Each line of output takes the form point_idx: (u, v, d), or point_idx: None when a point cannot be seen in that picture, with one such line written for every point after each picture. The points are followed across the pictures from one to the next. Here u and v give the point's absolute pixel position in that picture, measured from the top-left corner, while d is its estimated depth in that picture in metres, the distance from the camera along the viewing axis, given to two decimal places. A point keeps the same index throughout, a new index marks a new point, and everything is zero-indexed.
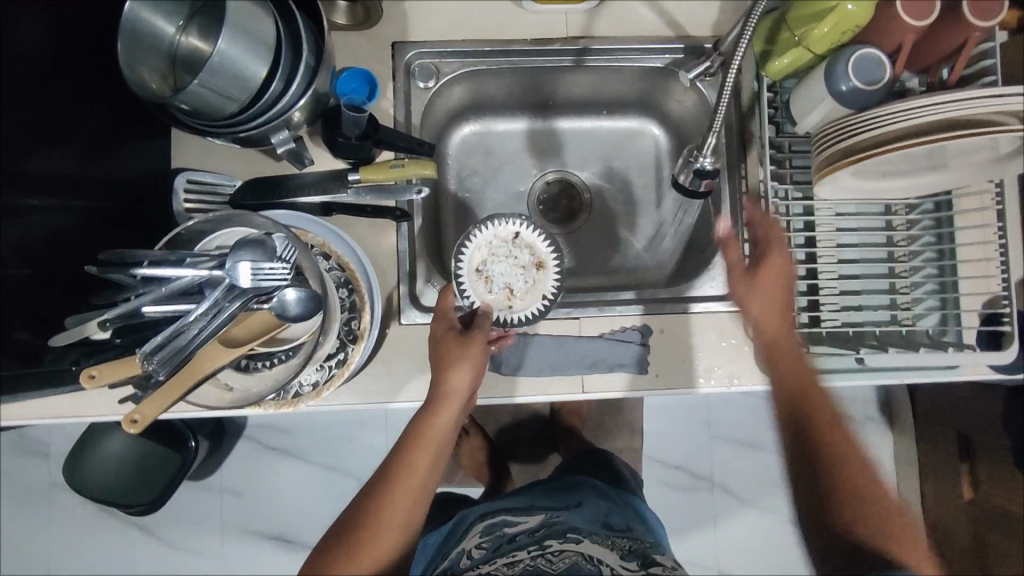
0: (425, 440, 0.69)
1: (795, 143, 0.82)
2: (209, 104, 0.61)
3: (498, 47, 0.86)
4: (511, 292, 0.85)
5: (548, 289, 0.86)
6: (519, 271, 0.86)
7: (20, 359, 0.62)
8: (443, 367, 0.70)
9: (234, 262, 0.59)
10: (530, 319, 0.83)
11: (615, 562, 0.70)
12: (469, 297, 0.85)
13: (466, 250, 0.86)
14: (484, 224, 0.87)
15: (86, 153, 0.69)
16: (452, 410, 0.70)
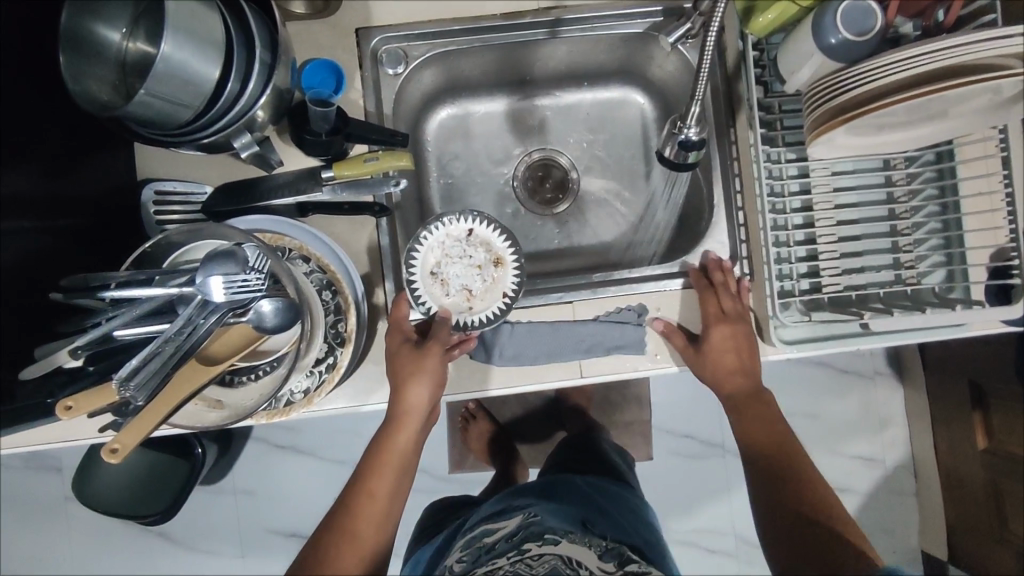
0: (386, 459, 0.71)
1: (785, 103, 0.78)
2: (162, 114, 0.58)
3: (468, 24, 0.82)
4: (469, 293, 0.78)
5: (509, 287, 0.79)
6: (476, 271, 0.79)
7: None
8: (399, 384, 0.71)
9: (205, 277, 0.57)
10: (491, 321, 0.78)
11: (592, 563, 0.74)
12: (423, 304, 0.77)
13: (415, 254, 0.78)
14: (434, 222, 0.79)
15: (43, 174, 0.66)
16: (409, 426, 0.72)
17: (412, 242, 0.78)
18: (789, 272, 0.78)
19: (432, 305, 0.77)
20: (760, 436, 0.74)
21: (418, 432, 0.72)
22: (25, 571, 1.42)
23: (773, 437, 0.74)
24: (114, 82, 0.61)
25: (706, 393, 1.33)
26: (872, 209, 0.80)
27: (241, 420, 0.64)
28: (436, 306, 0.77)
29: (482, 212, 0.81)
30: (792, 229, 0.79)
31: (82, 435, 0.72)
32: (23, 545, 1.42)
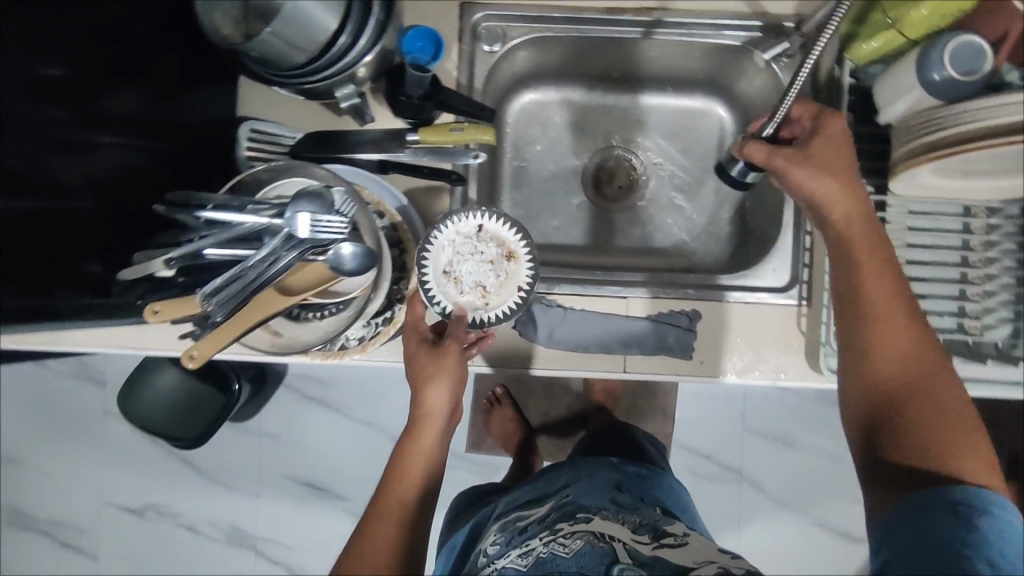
0: (405, 463, 0.66)
1: (873, 134, 0.78)
2: (277, 53, 0.62)
3: (569, 14, 0.84)
4: (484, 291, 0.73)
5: (525, 281, 0.73)
6: (489, 267, 0.73)
7: (92, 290, 0.65)
8: (419, 383, 0.68)
9: (294, 212, 0.60)
10: (510, 316, 0.73)
11: (625, 535, 0.65)
12: (438, 303, 0.71)
13: (426, 253, 0.72)
14: (442, 220, 0.72)
15: (152, 97, 0.70)
16: (429, 430, 0.67)
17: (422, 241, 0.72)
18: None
19: (447, 304, 0.71)
20: (871, 284, 0.62)
21: (438, 435, 0.67)
22: (55, 474, 1.49)
23: (891, 303, 0.61)
24: (239, 20, 0.65)
25: (733, 417, 1.33)
26: (946, 253, 0.77)
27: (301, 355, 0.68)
28: (451, 306, 0.71)
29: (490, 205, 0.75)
30: None
31: (145, 346, 0.75)
32: (58, 448, 1.49)
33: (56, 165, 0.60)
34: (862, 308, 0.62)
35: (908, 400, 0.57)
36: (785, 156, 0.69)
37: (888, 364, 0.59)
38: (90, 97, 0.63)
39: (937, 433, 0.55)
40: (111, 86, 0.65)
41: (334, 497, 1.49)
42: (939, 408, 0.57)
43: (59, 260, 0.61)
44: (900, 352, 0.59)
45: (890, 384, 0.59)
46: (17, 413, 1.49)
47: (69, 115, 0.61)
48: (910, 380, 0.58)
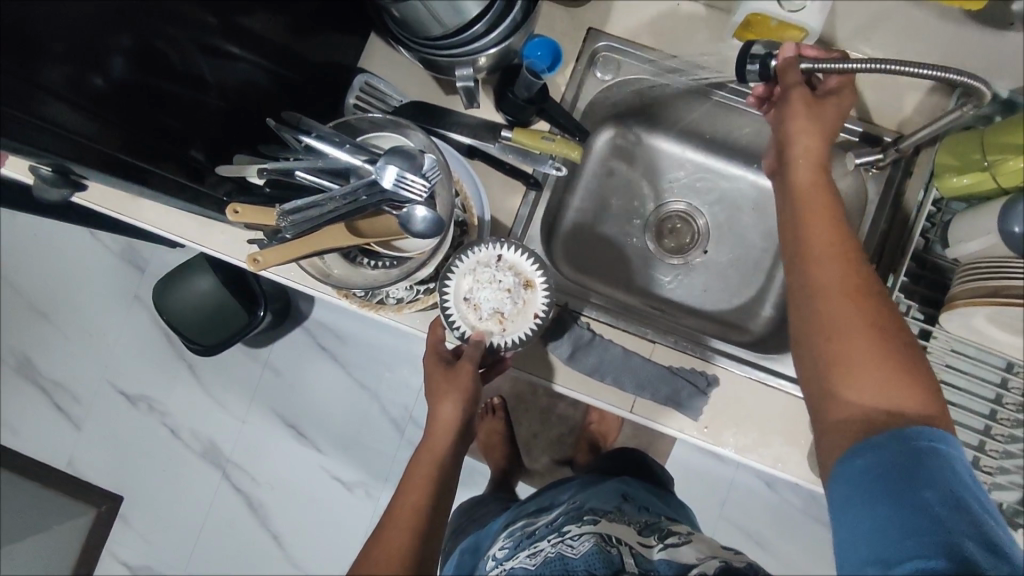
0: (413, 477, 0.68)
1: (938, 266, 0.78)
2: (419, 22, 0.67)
3: (684, 67, 0.86)
4: (501, 317, 0.73)
5: (540, 309, 0.74)
6: (506, 295, 0.72)
7: (188, 173, 0.66)
8: (433, 400, 0.72)
9: (384, 164, 0.64)
10: (526, 342, 0.73)
11: (632, 540, 0.71)
12: (458, 328, 0.74)
13: (448, 279, 0.74)
14: (463, 250, 0.74)
15: (291, 28, 0.76)
16: (437, 447, 0.70)
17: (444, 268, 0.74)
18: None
19: (465, 329, 0.73)
20: (821, 227, 0.60)
21: (447, 448, 0.70)
22: (70, 338, 1.56)
23: (835, 241, 0.59)
24: None
25: (715, 500, 1.32)
26: (976, 401, 0.77)
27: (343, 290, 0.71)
28: (469, 330, 0.73)
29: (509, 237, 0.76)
30: None
31: (209, 242, 0.80)
32: (84, 317, 1.56)
33: (190, 59, 0.66)
34: (812, 252, 0.59)
35: (860, 339, 0.54)
36: (802, 97, 0.66)
37: (843, 305, 0.56)
38: (238, 13, 0.68)
39: (889, 371, 0.53)
40: (260, 5, 0.71)
41: (312, 447, 1.52)
42: (893, 346, 0.54)
43: (172, 140, 0.65)
44: (851, 292, 0.56)
45: (841, 326, 0.55)
46: (59, 273, 1.57)
47: (218, 22, 0.67)
48: (863, 319, 0.55)
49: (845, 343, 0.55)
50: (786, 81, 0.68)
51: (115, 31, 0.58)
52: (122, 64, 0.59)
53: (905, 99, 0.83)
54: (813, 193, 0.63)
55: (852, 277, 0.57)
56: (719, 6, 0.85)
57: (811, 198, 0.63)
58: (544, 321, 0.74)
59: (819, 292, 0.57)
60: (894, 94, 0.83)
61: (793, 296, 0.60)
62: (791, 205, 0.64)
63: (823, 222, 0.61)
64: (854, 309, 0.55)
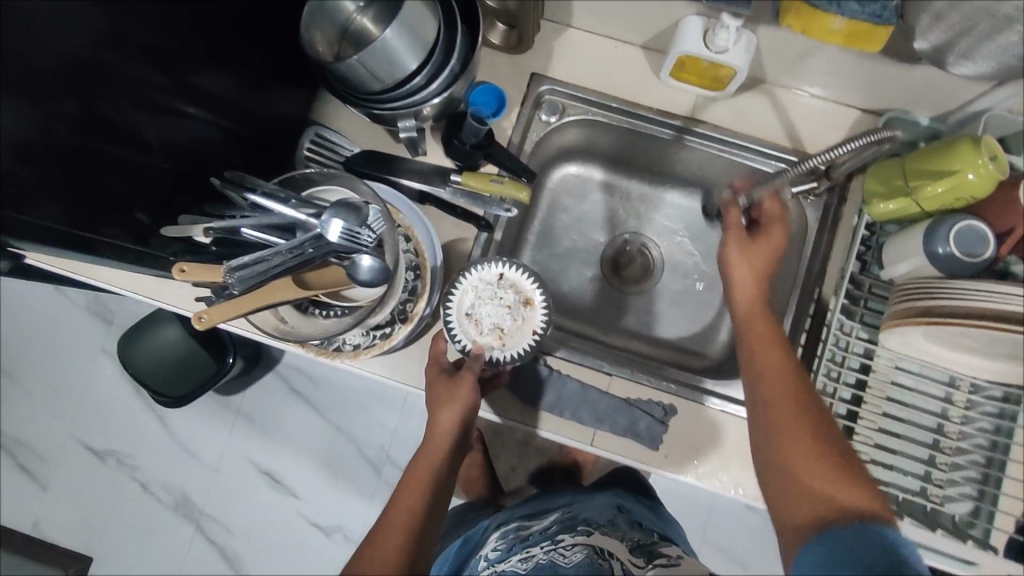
0: (412, 479, 0.69)
1: (875, 286, 0.81)
2: (359, 79, 0.69)
3: (625, 106, 0.89)
4: (501, 333, 0.76)
5: (538, 326, 0.77)
6: (506, 311, 0.76)
7: (134, 236, 0.68)
8: (433, 408, 0.73)
9: (329, 216, 0.66)
10: (523, 357, 0.77)
11: (625, 556, 0.72)
12: (458, 340, 0.76)
13: (451, 295, 0.77)
14: (465, 269, 0.78)
15: (242, 85, 0.77)
16: (434, 454, 0.71)
17: (449, 284, 0.78)
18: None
19: (466, 342, 0.76)
20: (760, 354, 0.67)
21: (443, 454, 0.71)
22: (35, 396, 1.53)
23: (777, 365, 0.65)
24: (333, 39, 0.72)
25: (694, 523, 1.32)
26: (923, 417, 0.80)
27: (303, 339, 0.72)
28: (469, 344, 0.76)
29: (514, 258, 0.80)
30: (838, 400, 0.80)
31: (165, 298, 0.81)
32: (51, 373, 1.53)
33: (138, 119, 0.66)
34: (757, 374, 0.66)
35: (805, 446, 0.58)
36: (734, 241, 0.75)
37: (784, 418, 0.61)
38: (187, 72, 0.70)
39: (831, 473, 0.56)
40: (209, 64, 0.72)
41: (288, 493, 1.50)
42: (833, 452, 0.58)
43: (115, 204, 0.66)
44: (784, 405, 0.62)
45: (783, 432, 0.60)
46: (26, 330, 1.55)
47: (168, 81, 0.69)
48: (800, 427, 0.60)
49: (791, 453, 0.59)
50: (726, 222, 0.76)
51: (63, 95, 0.59)
52: (67, 130, 0.60)
53: (835, 128, 0.87)
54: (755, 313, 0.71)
55: (788, 392, 0.63)
56: (654, 47, 0.89)
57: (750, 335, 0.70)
58: (542, 337, 0.77)
59: (766, 406, 0.63)
60: (824, 124, 0.88)
61: (750, 414, 0.66)
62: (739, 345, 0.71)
63: (762, 350, 0.67)
64: (800, 423, 0.60)
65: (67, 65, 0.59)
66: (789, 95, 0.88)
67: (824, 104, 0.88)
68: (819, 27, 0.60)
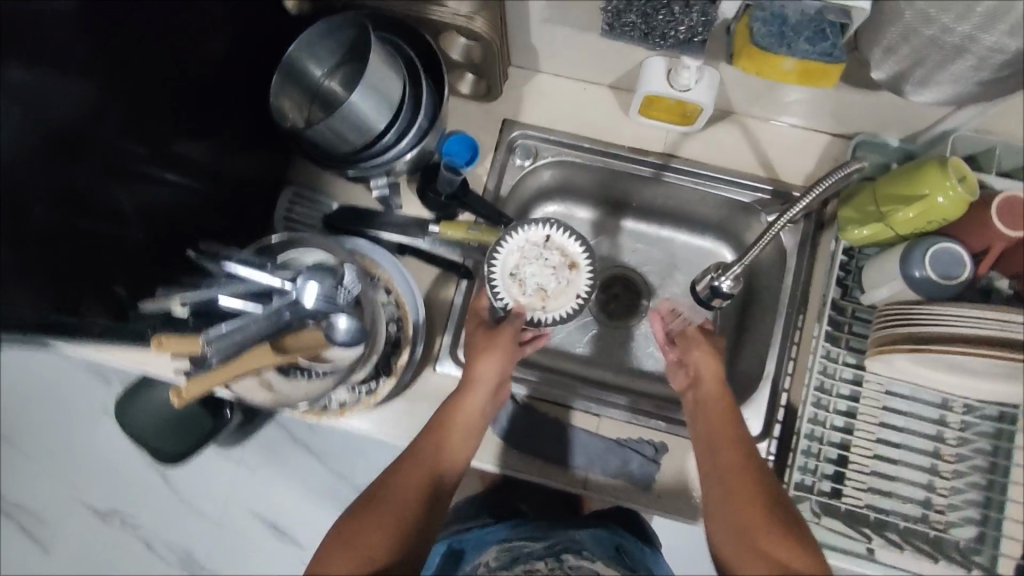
0: (442, 423, 0.70)
1: (859, 310, 0.81)
2: (328, 142, 0.70)
3: (597, 145, 0.90)
4: (545, 294, 0.77)
5: (582, 290, 0.78)
6: (552, 271, 0.78)
7: (113, 311, 0.71)
8: (474, 354, 0.73)
9: (304, 281, 0.66)
10: (568, 319, 0.78)
11: None
12: (501, 299, 0.77)
13: (497, 252, 0.78)
14: (511, 229, 0.78)
15: (219, 148, 0.77)
16: (468, 399, 0.71)
17: (495, 242, 0.78)
18: (815, 451, 0.78)
19: (509, 300, 0.77)
20: (717, 421, 0.71)
21: (483, 399, 0.72)
22: (34, 461, 1.52)
23: (729, 432, 0.69)
24: (303, 106, 0.74)
25: None
26: (919, 440, 0.78)
27: (293, 402, 0.73)
28: (512, 303, 0.77)
29: (559, 218, 0.80)
30: (830, 428, 0.78)
31: (151, 366, 0.81)
32: (49, 437, 1.53)
33: (115, 194, 0.66)
34: (713, 439, 0.70)
35: (760, 519, 0.62)
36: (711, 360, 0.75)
37: (743, 488, 0.65)
38: (168, 142, 0.70)
39: (790, 555, 0.60)
40: (190, 133, 0.72)
41: (292, 544, 1.48)
42: (790, 528, 0.62)
43: (94, 277, 0.68)
44: (740, 475, 0.66)
45: (740, 502, 0.64)
46: (20, 395, 1.54)
47: (148, 150, 0.68)
48: (756, 499, 0.64)
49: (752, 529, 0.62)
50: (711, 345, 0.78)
51: (38, 172, 0.59)
52: (44, 207, 0.61)
53: (806, 154, 0.88)
54: (707, 396, 0.73)
55: (742, 464, 0.66)
56: (622, 86, 0.90)
57: (705, 406, 0.73)
58: (586, 301, 0.78)
59: (722, 469, 0.67)
60: (795, 151, 0.88)
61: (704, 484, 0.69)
62: (691, 414, 0.75)
63: (717, 416, 0.71)
64: (756, 496, 0.64)
65: (50, 137, 0.59)
66: (759, 125, 0.89)
67: (794, 132, 0.89)
68: (773, 68, 0.62)
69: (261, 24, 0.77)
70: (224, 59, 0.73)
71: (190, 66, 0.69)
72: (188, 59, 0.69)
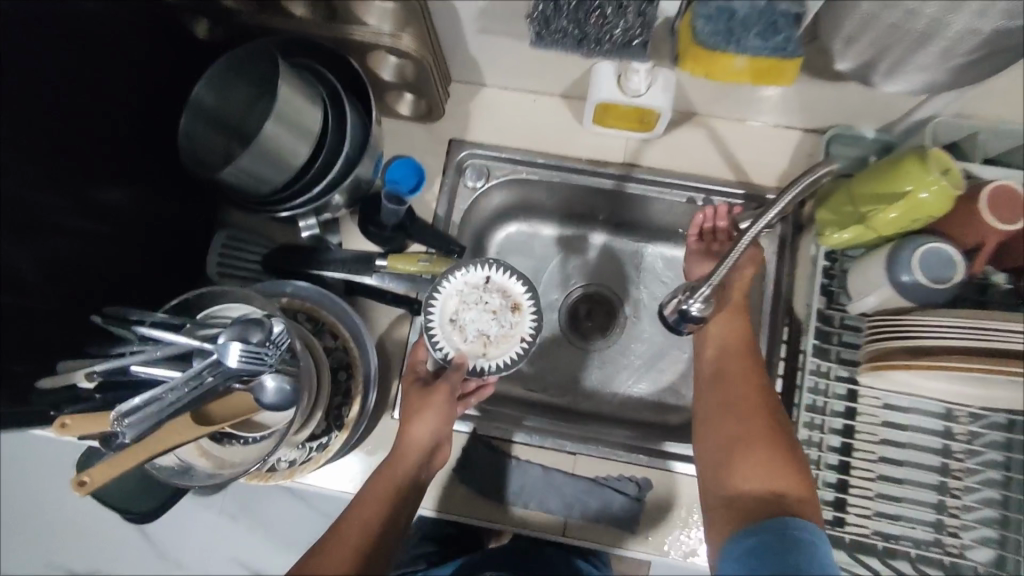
0: (366, 498, 0.62)
1: (847, 318, 0.74)
2: (247, 186, 0.63)
3: (553, 160, 0.84)
4: (486, 340, 0.70)
5: (527, 333, 0.71)
6: (492, 317, 0.70)
7: (9, 396, 0.56)
8: (405, 419, 0.67)
9: (225, 340, 0.59)
10: (511, 366, 0.70)
11: None
12: (440, 349, 0.70)
13: (432, 299, 0.71)
14: (450, 271, 0.71)
15: (144, 193, 0.70)
16: (400, 468, 0.65)
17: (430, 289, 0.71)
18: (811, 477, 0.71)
19: (449, 351, 0.70)
20: (733, 338, 0.71)
21: (412, 471, 0.65)
22: None
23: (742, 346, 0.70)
24: (219, 144, 0.67)
25: None
26: (923, 456, 0.71)
27: (228, 481, 0.62)
28: (453, 352, 0.70)
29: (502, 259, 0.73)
30: (826, 450, 0.71)
31: None
32: None
33: (22, 254, 0.57)
34: (722, 354, 0.71)
35: (759, 435, 0.62)
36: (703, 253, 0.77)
37: (746, 404, 0.65)
38: (90, 188, 0.63)
39: (781, 473, 0.59)
40: (109, 178, 0.65)
41: None
42: (788, 448, 0.61)
43: None
44: (745, 398, 0.66)
45: (740, 417, 0.64)
46: None
47: (69, 202, 0.61)
48: (758, 416, 0.64)
49: (745, 444, 0.62)
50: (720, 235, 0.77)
51: None
52: None
53: (777, 153, 0.81)
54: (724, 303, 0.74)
55: (752, 384, 0.67)
56: (575, 94, 0.84)
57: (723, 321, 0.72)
58: (531, 346, 0.71)
59: (728, 381, 0.68)
60: (765, 150, 0.82)
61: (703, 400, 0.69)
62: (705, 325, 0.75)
63: (733, 333, 0.71)
64: (758, 414, 0.64)
65: None
66: (724, 125, 0.83)
67: (762, 129, 0.82)
68: (722, 69, 0.55)
69: (176, 57, 0.71)
70: (141, 97, 0.66)
71: (106, 107, 0.62)
72: (104, 100, 0.62)
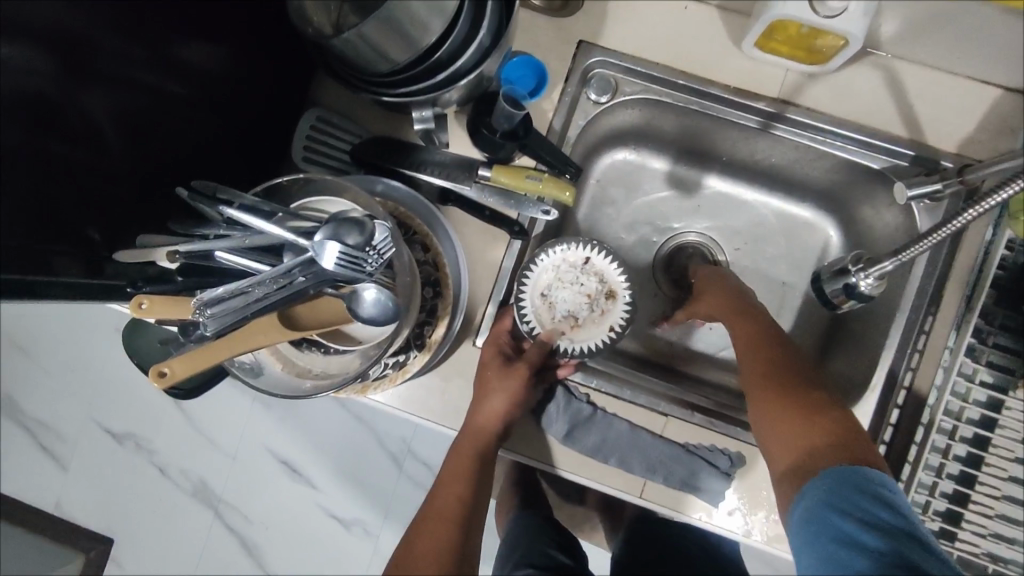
0: (450, 475, 0.64)
1: (1005, 318, 0.65)
2: (361, 57, 0.53)
3: (695, 83, 0.72)
4: (574, 323, 0.71)
5: (616, 322, 0.71)
6: (586, 300, 0.71)
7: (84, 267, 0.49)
8: (480, 392, 0.66)
9: (323, 238, 0.51)
10: (594, 353, 0.70)
11: None
12: (527, 322, 0.70)
13: (528, 272, 0.71)
14: (548, 246, 0.71)
15: (231, 55, 0.60)
16: (475, 444, 0.65)
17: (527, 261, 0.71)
18: (927, 485, 0.64)
19: (536, 326, 0.70)
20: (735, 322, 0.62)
21: (490, 446, 0.65)
22: None
23: (746, 324, 0.61)
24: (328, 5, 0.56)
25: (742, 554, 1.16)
26: None
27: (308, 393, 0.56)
28: (540, 328, 0.71)
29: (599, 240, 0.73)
30: (950, 459, 0.64)
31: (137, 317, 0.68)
32: None
33: (92, 103, 0.50)
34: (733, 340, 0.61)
35: (790, 399, 0.52)
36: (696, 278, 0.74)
37: (763, 373, 0.56)
38: (169, 38, 0.54)
39: (824, 430, 0.49)
40: (196, 30, 0.56)
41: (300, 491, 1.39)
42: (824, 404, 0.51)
43: (58, 220, 0.48)
44: (763, 369, 0.56)
45: (763, 390, 0.55)
46: None
47: (145, 53, 0.52)
48: (782, 384, 0.54)
49: (776, 414, 0.52)
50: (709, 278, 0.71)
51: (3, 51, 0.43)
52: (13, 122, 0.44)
53: (962, 114, 0.69)
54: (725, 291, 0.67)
55: (768, 354, 0.57)
56: (735, 8, 0.71)
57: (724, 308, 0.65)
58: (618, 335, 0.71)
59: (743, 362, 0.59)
60: (949, 108, 0.69)
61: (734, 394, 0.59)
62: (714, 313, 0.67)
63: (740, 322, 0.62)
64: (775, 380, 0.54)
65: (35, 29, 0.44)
66: (905, 69, 0.70)
67: (950, 81, 0.69)
68: None
69: None
70: None
71: None
72: None
